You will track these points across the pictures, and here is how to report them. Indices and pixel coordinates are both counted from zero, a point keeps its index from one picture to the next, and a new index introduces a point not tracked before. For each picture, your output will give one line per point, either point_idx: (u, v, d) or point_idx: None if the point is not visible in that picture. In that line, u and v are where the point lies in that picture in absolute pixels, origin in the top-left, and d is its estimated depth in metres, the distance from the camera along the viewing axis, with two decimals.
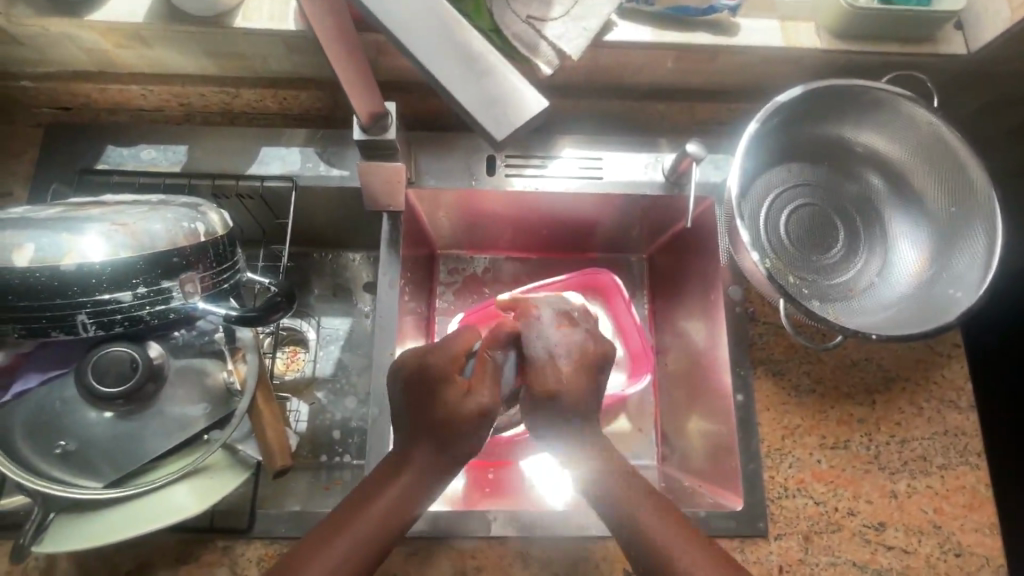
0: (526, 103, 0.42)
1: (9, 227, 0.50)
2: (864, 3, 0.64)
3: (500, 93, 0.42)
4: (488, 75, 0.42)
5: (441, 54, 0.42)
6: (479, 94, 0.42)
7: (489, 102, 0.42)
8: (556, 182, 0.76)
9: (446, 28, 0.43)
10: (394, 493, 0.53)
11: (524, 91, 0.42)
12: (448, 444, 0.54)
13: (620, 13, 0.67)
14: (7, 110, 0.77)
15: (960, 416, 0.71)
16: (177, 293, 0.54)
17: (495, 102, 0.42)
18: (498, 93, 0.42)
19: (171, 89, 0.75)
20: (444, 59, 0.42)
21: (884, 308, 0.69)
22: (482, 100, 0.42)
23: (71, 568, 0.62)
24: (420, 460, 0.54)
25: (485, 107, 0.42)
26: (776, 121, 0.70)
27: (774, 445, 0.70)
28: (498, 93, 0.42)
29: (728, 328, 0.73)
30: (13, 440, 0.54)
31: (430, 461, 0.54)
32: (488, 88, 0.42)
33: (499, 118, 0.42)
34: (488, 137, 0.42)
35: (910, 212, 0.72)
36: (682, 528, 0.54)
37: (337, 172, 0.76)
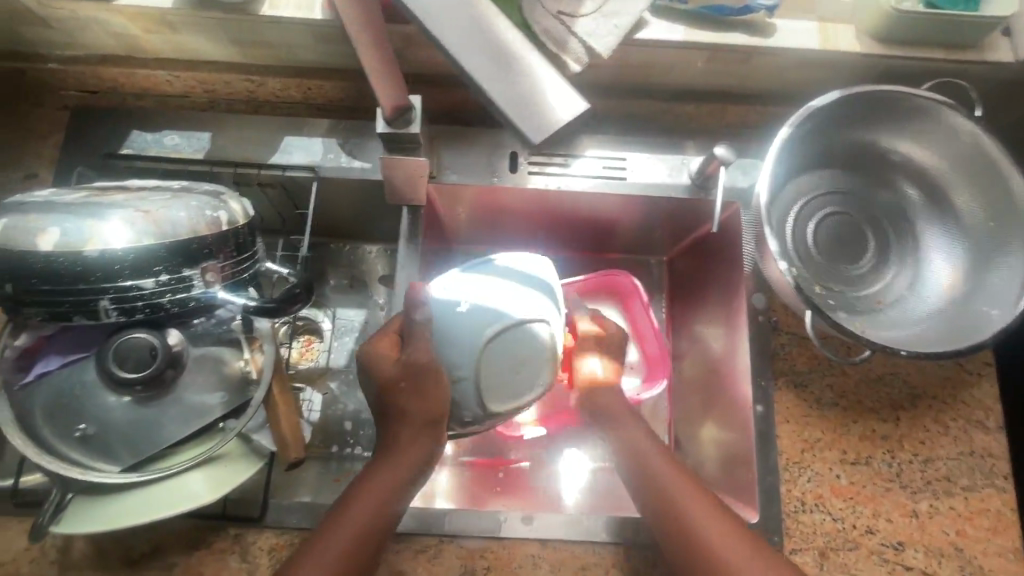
0: (565, 106, 0.44)
1: (35, 211, 0.50)
2: (909, 6, 0.62)
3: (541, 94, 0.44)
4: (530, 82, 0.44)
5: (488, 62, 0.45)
6: (522, 93, 0.45)
7: (529, 105, 0.44)
8: (579, 182, 0.75)
9: (493, 41, 0.46)
10: (378, 489, 0.54)
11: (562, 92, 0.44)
12: (411, 430, 0.56)
13: (653, 11, 0.65)
14: (35, 92, 0.77)
15: (987, 437, 0.69)
16: (198, 281, 0.54)
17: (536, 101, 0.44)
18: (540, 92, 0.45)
19: (196, 75, 0.76)
20: (489, 66, 0.45)
21: (914, 323, 0.67)
22: (523, 100, 0.44)
23: (86, 548, 0.63)
24: (392, 455, 0.56)
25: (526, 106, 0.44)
26: (810, 126, 0.68)
27: (792, 458, 0.68)
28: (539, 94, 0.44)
29: (750, 337, 0.71)
30: (35, 422, 0.54)
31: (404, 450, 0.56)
32: (530, 88, 0.44)
33: (540, 117, 0.44)
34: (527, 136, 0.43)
35: (945, 225, 0.70)
36: (718, 520, 0.54)
37: (358, 164, 0.75)
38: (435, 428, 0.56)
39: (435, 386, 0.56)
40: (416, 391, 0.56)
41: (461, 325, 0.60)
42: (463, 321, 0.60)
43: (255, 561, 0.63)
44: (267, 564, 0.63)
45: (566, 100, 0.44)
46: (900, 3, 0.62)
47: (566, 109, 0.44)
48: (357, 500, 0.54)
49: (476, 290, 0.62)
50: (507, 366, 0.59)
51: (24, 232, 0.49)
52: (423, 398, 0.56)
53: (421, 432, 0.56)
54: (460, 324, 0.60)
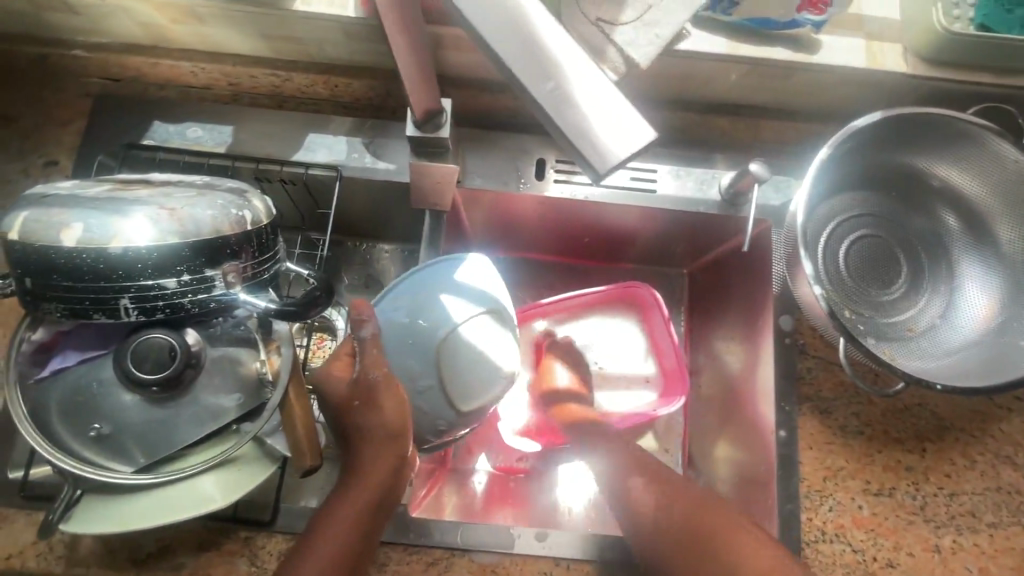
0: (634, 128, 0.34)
1: (57, 205, 0.49)
2: (961, 27, 0.60)
3: (604, 108, 0.34)
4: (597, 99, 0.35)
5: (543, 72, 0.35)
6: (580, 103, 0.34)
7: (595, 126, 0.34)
8: (607, 193, 0.74)
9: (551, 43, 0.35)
10: (347, 512, 0.51)
11: (632, 116, 0.34)
12: (373, 452, 0.52)
13: (694, 21, 0.63)
14: (56, 77, 0.76)
15: (1016, 473, 0.67)
16: (219, 282, 0.53)
17: (596, 116, 0.34)
18: (601, 110, 0.34)
19: (222, 68, 0.75)
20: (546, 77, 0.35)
21: (947, 353, 0.65)
22: (580, 114, 0.34)
23: (95, 545, 0.62)
24: (356, 479, 0.52)
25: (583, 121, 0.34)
26: (849, 146, 0.66)
27: (814, 485, 0.67)
28: (599, 108, 0.34)
29: (775, 359, 0.70)
30: (49, 418, 0.53)
31: (369, 473, 0.52)
32: (590, 101, 0.34)
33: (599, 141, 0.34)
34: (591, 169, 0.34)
35: (983, 253, 0.68)
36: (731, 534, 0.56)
37: (383, 165, 0.74)
38: (401, 447, 0.53)
39: (388, 404, 0.53)
40: (379, 411, 0.53)
41: (410, 335, 0.62)
42: (411, 332, 0.62)
43: (264, 566, 0.63)
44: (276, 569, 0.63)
45: (633, 128, 0.34)
46: (952, 24, 0.60)
47: (630, 135, 0.34)
48: (325, 531, 0.50)
49: (426, 302, 0.63)
50: (464, 371, 0.62)
51: (46, 227, 0.47)
52: (382, 419, 0.53)
53: (381, 459, 0.52)
54: (409, 335, 0.62)
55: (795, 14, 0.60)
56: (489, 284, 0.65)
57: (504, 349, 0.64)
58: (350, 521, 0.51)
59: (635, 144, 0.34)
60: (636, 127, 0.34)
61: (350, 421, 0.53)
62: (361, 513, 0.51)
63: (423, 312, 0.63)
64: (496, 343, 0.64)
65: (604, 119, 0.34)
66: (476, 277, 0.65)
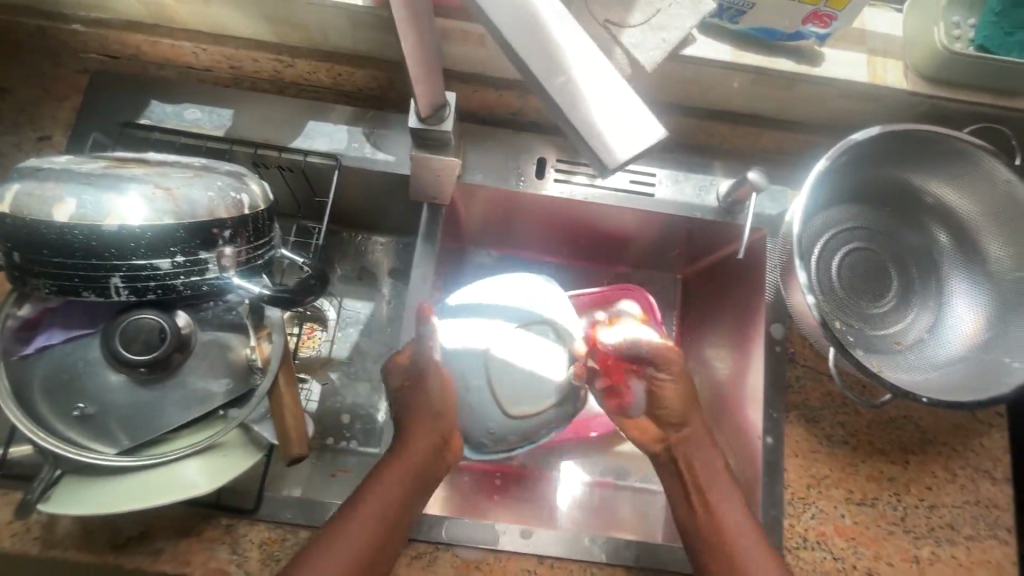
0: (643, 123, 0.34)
1: (50, 179, 0.48)
2: (961, 47, 0.61)
3: (614, 104, 0.34)
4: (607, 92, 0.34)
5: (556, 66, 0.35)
6: (591, 98, 0.34)
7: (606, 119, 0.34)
8: (605, 194, 0.74)
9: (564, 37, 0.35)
10: (386, 489, 0.57)
11: (644, 111, 0.34)
12: (419, 429, 0.60)
13: (701, 28, 0.64)
14: (55, 51, 0.75)
15: (994, 487, 0.69)
16: (213, 265, 0.52)
17: (606, 113, 0.34)
18: (610, 104, 0.34)
19: (224, 51, 0.73)
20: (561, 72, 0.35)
21: (932, 367, 0.66)
22: (590, 110, 0.34)
23: (71, 527, 0.61)
24: (398, 457, 0.58)
25: (593, 117, 0.34)
26: (846, 159, 0.66)
27: (798, 493, 0.67)
28: (610, 105, 0.34)
29: (765, 367, 0.70)
30: (31, 396, 0.52)
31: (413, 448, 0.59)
32: (601, 98, 0.34)
33: (608, 137, 0.34)
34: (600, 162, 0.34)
35: (971, 270, 0.69)
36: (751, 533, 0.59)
37: (382, 156, 0.73)
38: (442, 424, 0.61)
39: (440, 387, 0.62)
40: (435, 395, 0.62)
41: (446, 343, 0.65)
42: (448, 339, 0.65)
43: (245, 554, 0.62)
44: (257, 558, 0.62)
45: (643, 123, 0.34)
46: (952, 43, 0.61)
47: (638, 132, 0.34)
48: (358, 509, 0.55)
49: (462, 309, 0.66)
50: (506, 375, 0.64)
51: (39, 201, 0.47)
52: (435, 405, 0.62)
53: (423, 434, 0.60)
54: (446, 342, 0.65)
55: (801, 26, 0.61)
56: (522, 297, 0.68)
57: (541, 360, 0.66)
58: (388, 498, 0.56)
59: (645, 142, 0.34)
60: (646, 123, 0.34)
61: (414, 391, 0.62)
62: (399, 489, 0.57)
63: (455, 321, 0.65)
64: (536, 358, 0.66)
65: (615, 116, 0.34)
66: (512, 288, 0.68)
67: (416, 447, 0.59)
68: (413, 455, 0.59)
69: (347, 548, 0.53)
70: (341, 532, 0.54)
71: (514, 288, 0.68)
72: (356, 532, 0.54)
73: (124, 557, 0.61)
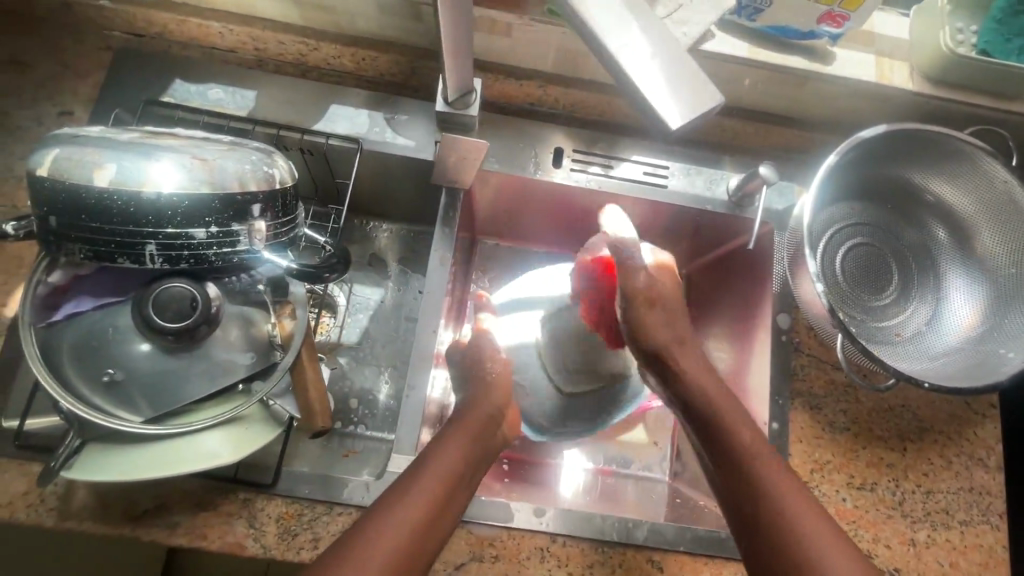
0: (700, 88, 0.36)
1: (90, 145, 0.49)
2: (964, 50, 0.64)
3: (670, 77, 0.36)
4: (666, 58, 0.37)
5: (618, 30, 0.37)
6: (647, 77, 0.36)
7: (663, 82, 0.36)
8: (620, 184, 0.76)
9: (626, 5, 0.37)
10: (451, 453, 0.56)
11: (697, 78, 0.36)
12: (478, 402, 0.63)
13: (719, 24, 0.67)
14: (79, 28, 0.75)
15: (987, 475, 0.71)
16: (244, 238, 0.53)
17: (664, 87, 0.36)
18: (667, 69, 0.37)
19: (250, 32, 0.74)
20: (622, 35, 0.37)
21: (932, 357, 0.69)
22: (647, 72, 0.36)
23: (87, 499, 0.61)
24: (462, 427, 0.60)
25: (654, 92, 0.36)
26: (853, 156, 0.69)
27: (802, 477, 0.70)
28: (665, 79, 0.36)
29: (771, 357, 0.73)
30: (60, 362, 0.53)
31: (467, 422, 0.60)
32: (659, 73, 0.36)
33: (670, 107, 0.36)
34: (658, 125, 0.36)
35: (967, 266, 0.72)
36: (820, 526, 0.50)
37: (402, 141, 0.74)
38: (497, 402, 0.63)
39: (500, 368, 0.66)
40: (494, 377, 0.65)
41: (512, 330, 0.73)
42: (514, 330, 0.73)
43: (262, 528, 0.63)
44: (274, 532, 0.62)
45: (699, 89, 0.36)
46: (956, 46, 0.64)
47: (697, 102, 0.36)
48: (426, 472, 0.54)
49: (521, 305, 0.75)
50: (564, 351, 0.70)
51: (79, 166, 0.47)
52: (494, 389, 0.64)
53: (483, 408, 0.62)
54: (509, 332, 0.73)
55: (815, 25, 0.64)
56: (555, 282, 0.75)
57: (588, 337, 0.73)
58: (453, 463, 0.55)
59: (701, 106, 0.36)
60: (702, 92, 0.36)
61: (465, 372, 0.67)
62: (455, 459, 0.56)
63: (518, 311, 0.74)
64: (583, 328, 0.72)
65: (674, 90, 0.36)
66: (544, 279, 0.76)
67: (471, 425, 0.60)
68: (474, 425, 0.60)
69: (416, 507, 0.51)
70: (411, 491, 0.52)
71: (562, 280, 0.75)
72: (423, 491, 0.52)
73: (140, 529, 0.61)
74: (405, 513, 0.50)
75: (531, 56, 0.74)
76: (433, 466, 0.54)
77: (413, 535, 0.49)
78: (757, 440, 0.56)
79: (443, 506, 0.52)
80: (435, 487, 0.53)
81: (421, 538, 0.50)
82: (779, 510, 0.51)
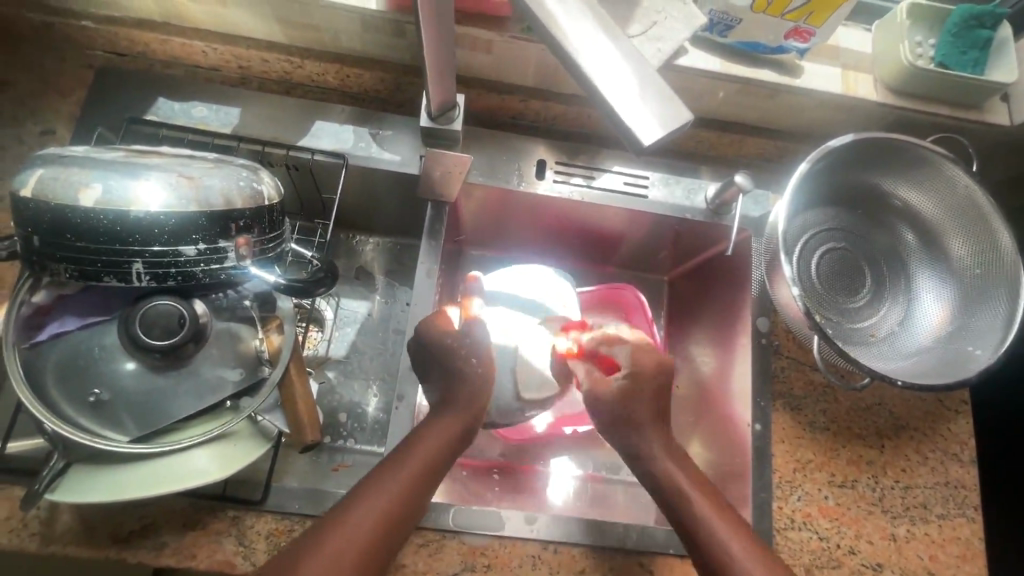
0: (670, 108, 0.38)
1: (76, 165, 0.49)
2: (923, 63, 0.68)
3: (641, 94, 0.38)
4: (642, 81, 0.38)
5: (594, 55, 0.38)
6: (619, 94, 0.38)
7: (636, 102, 0.38)
8: (601, 195, 0.78)
9: (601, 32, 0.39)
10: (433, 442, 0.56)
11: (670, 97, 0.38)
12: (466, 396, 0.61)
13: (693, 39, 0.70)
14: (61, 48, 0.75)
15: (962, 469, 0.74)
16: (231, 254, 0.53)
17: (636, 104, 0.38)
18: (638, 89, 0.38)
19: (235, 50, 0.75)
20: (598, 59, 0.38)
21: (905, 356, 0.71)
22: (620, 94, 0.38)
23: (71, 523, 0.60)
24: (447, 414, 0.59)
25: (625, 108, 0.38)
26: (824, 164, 0.72)
27: (784, 476, 0.71)
28: (637, 96, 0.38)
29: (752, 360, 0.74)
30: (44, 382, 0.53)
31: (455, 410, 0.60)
32: (634, 92, 0.38)
33: (642, 124, 0.37)
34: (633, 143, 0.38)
35: (936, 268, 0.75)
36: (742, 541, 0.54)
37: (388, 155, 0.75)
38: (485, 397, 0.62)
39: (481, 366, 0.63)
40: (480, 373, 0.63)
41: (495, 322, 0.76)
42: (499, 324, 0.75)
43: (252, 545, 0.62)
44: (264, 549, 0.62)
45: (671, 109, 0.38)
46: (916, 59, 0.68)
47: (666, 118, 0.38)
48: (407, 461, 0.54)
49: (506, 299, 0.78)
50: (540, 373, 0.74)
51: (64, 186, 0.48)
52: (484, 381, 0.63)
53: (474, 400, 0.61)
54: (494, 322, 0.76)
55: (782, 40, 0.67)
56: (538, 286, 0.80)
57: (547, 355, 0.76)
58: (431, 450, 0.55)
59: (672, 125, 0.38)
60: (672, 108, 0.38)
61: (453, 368, 0.62)
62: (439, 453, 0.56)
63: (505, 303, 0.77)
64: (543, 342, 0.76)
65: (645, 104, 0.38)
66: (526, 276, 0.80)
67: (453, 420, 0.59)
68: (460, 417, 0.59)
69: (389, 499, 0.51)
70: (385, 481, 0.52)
71: (536, 284, 0.80)
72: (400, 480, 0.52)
73: (127, 551, 0.60)
74: (380, 501, 0.50)
75: (513, 72, 0.76)
76: (412, 455, 0.54)
77: (384, 523, 0.50)
78: (695, 482, 0.58)
79: (418, 495, 0.53)
80: (412, 477, 0.53)
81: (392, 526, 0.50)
82: (719, 551, 0.53)
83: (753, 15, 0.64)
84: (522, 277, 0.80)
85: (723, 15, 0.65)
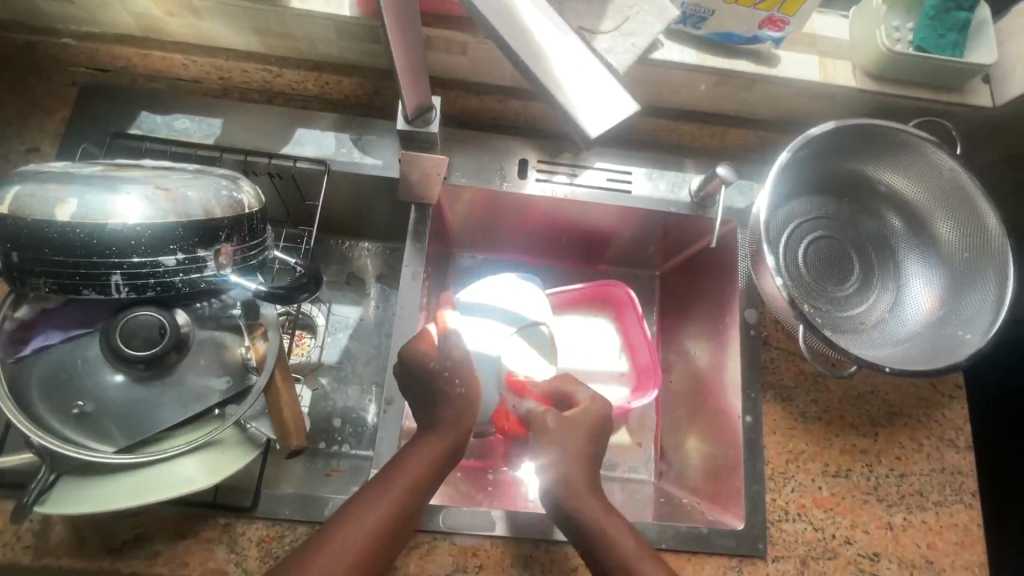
0: (617, 97, 0.37)
1: (53, 180, 0.50)
2: (901, 47, 0.67)
3: (593, 87, 0.37)
4: (589, 73, 0.38)
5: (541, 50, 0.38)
6: (575, 87, 0.37)
7: (586, 96, 0.37)
8: (584, 193, 0.78)
9: (546, 24, 0.38)
10: (427, 451, 0.57)
11: (616, 88, 0.38)
12: (450, 420, 0.59)
13: (667, 33, 0.70)
14: (44, 67, 0.76)
15: (958, 455, 0.73)
16: (211, 263, 0.53)
17: (589, 97, 0.37)
18: (587, 83, 0.38)
19: (214, 62, 0.76)
20: (546, 53, 0.38)
21: (896, 342, 0.71)
22: (569, 88, 0.37)
23: (63, 534, 0.61)
24: (433, 435, 0.58)
25: (579, 101, 0.37)
26: (806, 152, 0.71)
27: (777, 468, 0.71)
28: (589, 89, 0.37)
29: (741, 352, 0.74)
30: (29, 395, 0.53)
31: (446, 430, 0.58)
32: (584, 85, 0.37)
33: (591, 116, 0.37)
34: (583, 136, 0.37)
35: (924, 252, 0.75)
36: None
37: (370, 160, 0.76)
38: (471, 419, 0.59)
39: (466, 388, 0.59)
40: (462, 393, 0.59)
41: (471, 332, 0.73)
42: (476, 334, 0.73)
43: (243, 552, 0.62)
44: (256, 556, 0.62)
45: (617, 99, 0.37)
46: (893, 44, 0.67)
47: (620, 112, 0.37)
48: (405, 470, 0.55)
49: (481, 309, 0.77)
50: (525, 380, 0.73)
51: (41, 202, 0.48)
52: (467, 408, 0.59)
53: (450, 423, 0.59)
54: (470, 332, 0.73)
55: (757, 30, 0.67)
56: (510, 299, 0.79)
57: (532, 361, 0.77)
58: (426, 463, 0.56)
59: (621, 115, 0.37)
60: (620, 99, 0.37)
61: (435, 389, 0.59)
62: (429, 469, 0.56)
63: (479, 315, 0.75)
64: (523, 357, 0.77)
65: (600, 97, 0.37)
66: (496, 290, 0.79)
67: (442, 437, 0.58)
68: (447, 438, 0.58)
69: (387, 508, 0.52)
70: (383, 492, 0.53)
71: (509, 295, 0.79)
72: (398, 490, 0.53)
73: (120, 562, 0.61)
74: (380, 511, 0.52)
75: (491, 73, 0.76)
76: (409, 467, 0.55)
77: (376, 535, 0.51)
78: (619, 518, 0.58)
79: (416, 503, 0.54)
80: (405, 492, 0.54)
81: (387, 536, 0.52)
82: None
83: (724, 6, 0.64)
84: (499, 287, 0.79)
85: (696, 7, 0.65)
